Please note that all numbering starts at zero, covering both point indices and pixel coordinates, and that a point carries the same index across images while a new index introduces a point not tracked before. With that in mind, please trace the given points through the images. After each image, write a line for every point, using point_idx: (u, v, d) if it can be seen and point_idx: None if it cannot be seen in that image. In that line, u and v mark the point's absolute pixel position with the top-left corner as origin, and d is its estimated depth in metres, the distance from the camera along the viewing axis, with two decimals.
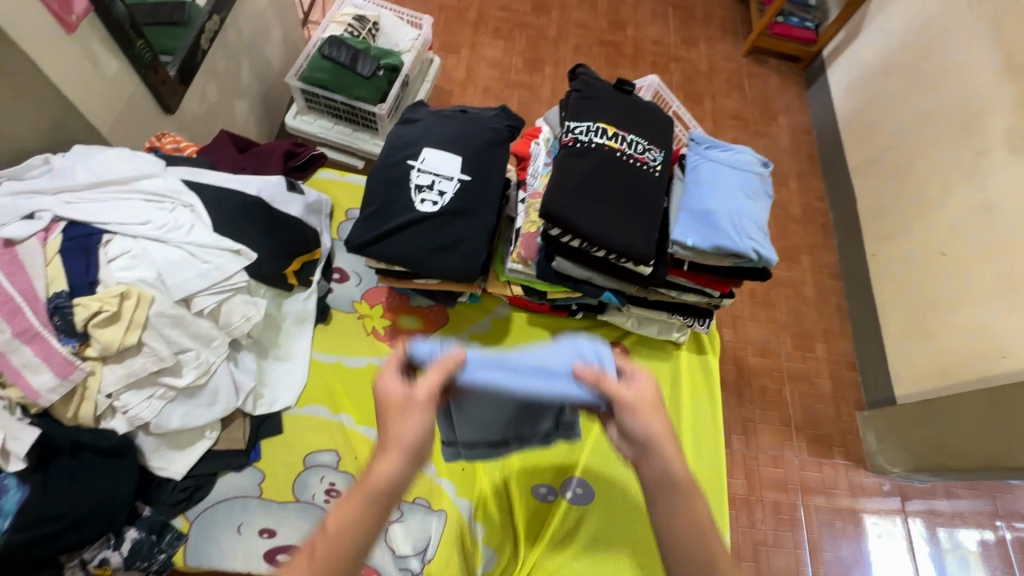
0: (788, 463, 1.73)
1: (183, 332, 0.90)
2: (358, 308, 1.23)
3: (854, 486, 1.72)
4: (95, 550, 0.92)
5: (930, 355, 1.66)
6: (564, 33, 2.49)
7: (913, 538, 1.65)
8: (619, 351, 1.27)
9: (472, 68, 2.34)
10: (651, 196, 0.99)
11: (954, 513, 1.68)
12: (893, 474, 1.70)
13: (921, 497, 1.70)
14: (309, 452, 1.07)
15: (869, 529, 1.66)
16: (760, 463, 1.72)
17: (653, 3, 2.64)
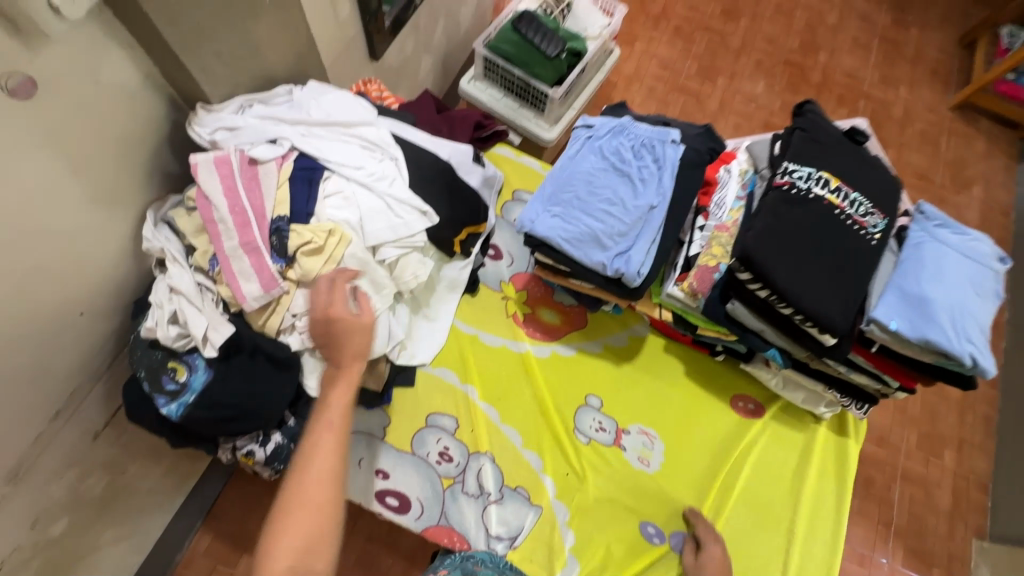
0: (875, 566, 1.57)
1: (366, 276, 0.97)
2: (503, 289, 1.25)
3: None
4: (245, 441, 1.04)
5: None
6: (750, 45, 2.32)
7: None
8: (753, 407, 1.20)
9: (642, 64, 2.26)
10: (862, 266, 0.89)
11: None
12: None
13: None
14: (432, 412, 1.13)
15: None
16: (845, 557, 1.57)
17: (860, 30, 2.38)
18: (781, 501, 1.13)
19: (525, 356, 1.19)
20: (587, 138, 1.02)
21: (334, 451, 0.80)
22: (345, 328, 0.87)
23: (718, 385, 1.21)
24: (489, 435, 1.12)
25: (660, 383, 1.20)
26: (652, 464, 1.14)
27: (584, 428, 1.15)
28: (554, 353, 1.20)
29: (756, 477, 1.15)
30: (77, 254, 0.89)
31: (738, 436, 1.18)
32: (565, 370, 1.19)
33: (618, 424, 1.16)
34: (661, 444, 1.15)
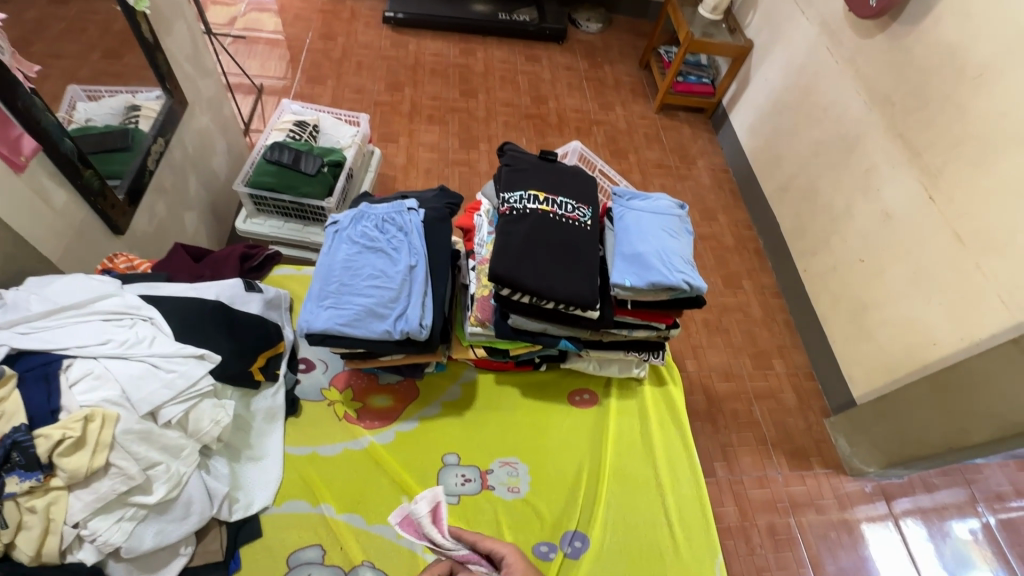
0: (772, 481, 1.75)
1: (151, 445, 0.90)
2: (327, 395, 1.24)
3: (839, 493, 1.76)
4: None
5: (874, 354, 1.77)
6: (492, 113, 2.72)
7: (905, 535, 1.69)
8: (588, 396, 1.33)
9: (411, 153, 2.50)
10: (587, 248, 1.09)
11: (938, 505, 1.75)
12: (871, 474, 1.76)
13: (904, 495, 1.76)
14: (292, 551, 1.04)
15: (866, 534, 1.68)
16: (747, 486, 1.74)
17: (566, 78, 2.95)
18: (640, 463, 1.25)
19: (369, 448, 1.17)
20: (335, 232, 1.12)
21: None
22: None
23: (553, 391, 1.32)
24: (360, 544, 1.07)
25: (504, 412, 1.28)
26: (522, 488, 1.18)
27: (449, 487, 1.16)
28: (398, 433, 1.21)
29: (614, 454, 1.25)
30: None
31: (588, 427, 1.29)
32: (413, 442, 1.20)
33: (480, 468, 1.19)
34: (524, 466, 1.21)
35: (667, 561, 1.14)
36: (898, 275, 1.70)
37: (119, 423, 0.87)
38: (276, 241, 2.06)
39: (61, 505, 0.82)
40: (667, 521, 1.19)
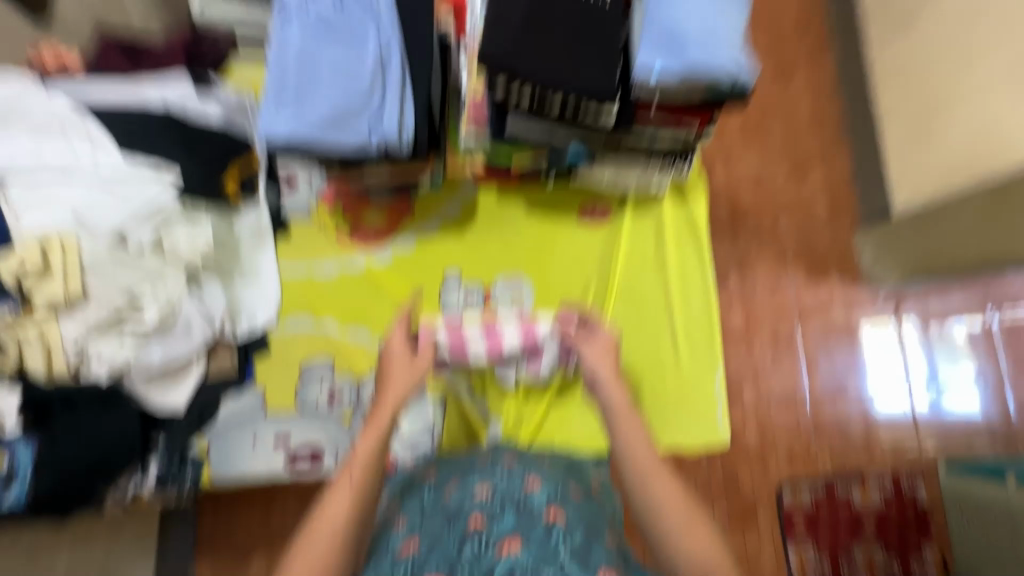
0: (785, 289, 1.71)
1: (128, 270, 0.87)
2: (315, 215, 1.15)
3: (850, 301, 1.71)
4: (126, 479, 0.94)
5: (936, 159, 1.48)
6: None
7: (905, 336, 1.70)
8: (601, 213, 1.21)
9: None
10: (608, 24, 0.83)
11: (951, 308, 1.71)
12: (887, 282, 1.70)
13: (919, 298, 1.72)
14: (304, 362, 1.09)
15: (863, 334, 1.71)
16: (757, 293, 1.71)
17: None
18: (651, 281, 1.19)
19: (367, 269, 1.13)
20: (280, 10, 0.87)
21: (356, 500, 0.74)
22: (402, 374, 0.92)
23: (561, 208, 1.20)
24: (368, 358, 1.10)
25: (507, 231, 1.18)
26: (526, 307, 1.16)
27: (452, 308, 1.14)
28: (396, 253, 1.15)
29: (624, 274, 1.19)
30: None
31: (599, 245, 1.20)
32: (411, 263, 1.15)
33: (482, 289, 1.16)
34: (528, 286, 1.17)
35: (668, 373, 1.16)
36: (998, 57, 1.33)
37: (85, 243, 0.85)
38: None
39: (49, 327, 0.83)
40: (672, 338, 1.17)
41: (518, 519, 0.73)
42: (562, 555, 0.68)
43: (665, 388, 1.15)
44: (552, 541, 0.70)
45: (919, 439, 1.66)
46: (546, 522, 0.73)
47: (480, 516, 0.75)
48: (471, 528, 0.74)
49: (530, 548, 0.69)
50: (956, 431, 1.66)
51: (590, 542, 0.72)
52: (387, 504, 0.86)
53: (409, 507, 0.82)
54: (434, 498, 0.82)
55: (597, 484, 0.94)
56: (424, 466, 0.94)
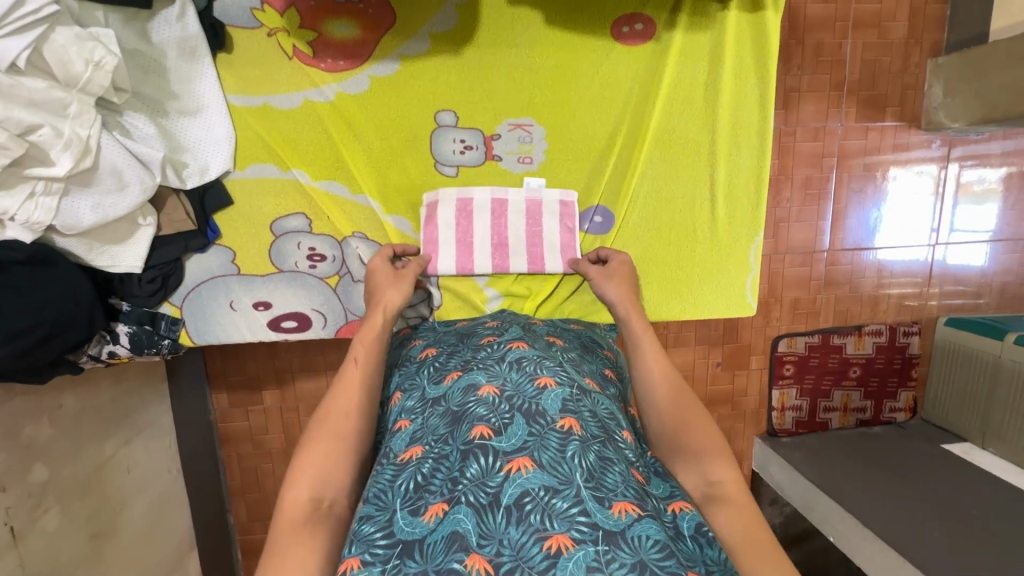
0: (830, 134, 1.43)
1: (10, 102, 0.64)
2: (262, 22, 0.85)
3: (898, 147, 1.46)
4: (97, 346, 0.89)
5: None
6: None
7: (943, 187, 1.49)
8: (641, 27, 0.91)
9: None
10: None
11: (1005, 156, 1.49)
12: (949, 130, 1.40)
13: (976, 143, 1.48)
14: (274, 220, 0.92)
15: (890, 180, 1.47)
16: (797, 138, 1.42)
17: None
18: (695, 124, 0.96)
19: (337, 103, 0.89)
20: None
21: (364, 380, 0.70)
22: (378, 281, 0.84)
23: (591, 18, 0.90)
24: (347, 215, 0.93)
25: (518, 53, 0.90)
26: (537, 158, 0.94)
27: (446, 156, 0.93)
28: (373, 80, 0.88)
29: (664, 116, 0.95)
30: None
31: (636, 74, 0.93)
32: (396, 94, 0.90)
33: (484, 132, 0.93)
34: (541, 129, 0.93)
35: (699, 238, 1.00)
36: None
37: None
38: None
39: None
40: (711, 198, 0.99)
41: (507, 374, 0.65)
42: (550, 411, 0.59)
43: (694, 254, 1.00)
44: (542, 399, 0.60)
45: (925, 289, 1.55)
46: (539, 380, 0.63)
47: (459, 368, 0.69)
48: (450, 381, 0.68)
49: (509, 401, 0.60)
50: (965, 286, 1.57)
51: (591, 409, 0.62)
52: None
53: (398, 377, 0.77)
54: (420, 361, 0.77)
55: (612, 360, 0.84)
56: (418, 332, 0.88)
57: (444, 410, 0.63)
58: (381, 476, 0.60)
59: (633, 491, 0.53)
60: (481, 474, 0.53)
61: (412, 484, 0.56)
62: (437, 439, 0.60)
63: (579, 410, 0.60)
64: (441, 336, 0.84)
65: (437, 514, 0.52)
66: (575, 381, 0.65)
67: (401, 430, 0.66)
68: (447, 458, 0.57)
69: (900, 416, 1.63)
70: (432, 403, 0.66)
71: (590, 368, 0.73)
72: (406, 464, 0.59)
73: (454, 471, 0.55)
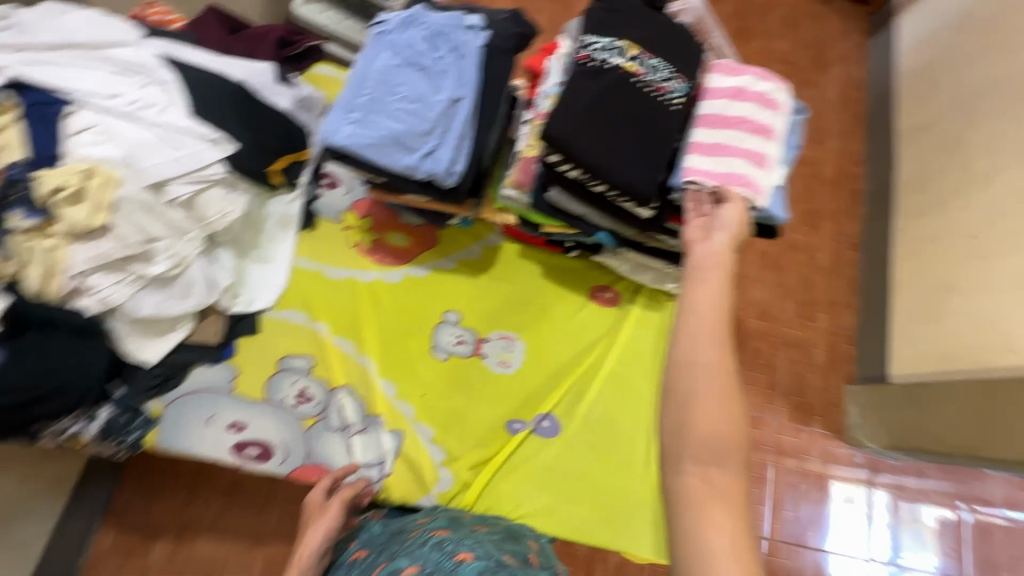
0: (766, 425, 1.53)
1: (155, 219, 0.88)
2: (345, 219, 1.17)
3: (827, 456, 1.53)
4: (67, 423, 0.93)
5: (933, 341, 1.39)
6: None
7: (870, 514, 1.49)
8: (611, 296, 1.23)
9: None
10: (664, 131, 0.88)
11: (921, 489, 1.49)
12: (868, 449, 1.51)
13: (892, 472, 1.51)
14: (283, 357, 1.08)
15: (832, 500, 1.50)
16: None
17: None
18: (641, 376, 1.19)
19: (374, 284, 1.14)
20: (377, 35, 0.92)
21: None
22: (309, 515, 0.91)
23: (576, 280, 1.23)
24: (345, 368, 1.09)
25: (519, 288, 1.20)
26: (515, 364, 1.15)
27: (443, 343, 1.14)
28: (407, 277, 1.16)
29: (617, 361, 1.19)
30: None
31: (601, 326, 1.21)
32: (420, 290, 1.16)
33: (478, 334, 1.16)
34: (522, 345, 1.17)
35: (636, 471, 1.13)
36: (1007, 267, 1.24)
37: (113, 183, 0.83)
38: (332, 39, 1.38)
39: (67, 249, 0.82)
40: (649, 438, 1.15)
41: (427, 555, 0.71)
42: None
43: (628, 485, 1.12)
44: (459, 570, 0.67)
45: None
46: (457, 555, 0.70)
47: (385, 560, 0.74)
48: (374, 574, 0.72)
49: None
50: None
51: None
52: None
53: None
54: (351, 564, 0.80)
55: (536, 549, 0.89)
56: (358, 530, 0.91)
57: None
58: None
59: None
60: None
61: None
62: None
63: None
64: (375, 536, 0.86)
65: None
66: (492, 558, 0.72)
67: None
68: None
69: None
70: None
71: (512, 549, 0.80)
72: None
73: None
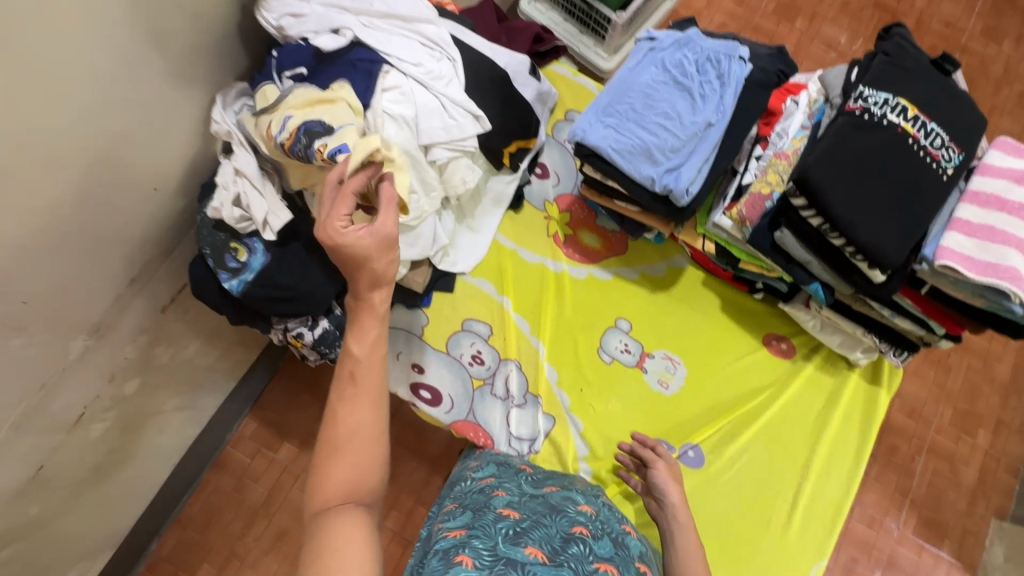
0: (886, 526, 1.50)
1: (416, 174, 1.01)
2: (547, 209, 1.26)
3: None
4: (296, 323, 1.12)
5: None
6: None
7: None
8: (786, 347, 1.20)
9: None
10: (926, 199, 0.85)
11: None
12: None
13: None
14: (468, 319, 1.18)
15: None
16: (855, 514, 1.51)
17: None
18: (800, 437, 1.15)
19: (560, 275, 1.21)
20: (649, 50, 1.01)
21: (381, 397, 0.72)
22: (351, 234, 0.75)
23: (752, 322, 1.21)
24: (518, 344, 1.17)
25: (693, 315, 1.21)
26: (672, 387, 1.17)
27: (610, 348, 1.18)
28: (591, 276, 1.22)
29: (778, 413, 1.16)
30: (115, 123, 0.90)
31: (766, 374, 1.18)
32: (600, 291, 1.21)
33: (644, 348, 1.19)
34: (684, 369, 1.18)
35: (771, 530, 1.09)
36: None
37: (396, 139, 0.97)
38: (580, 51, 1.57)
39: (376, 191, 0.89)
40: (792, 502, 1.11)
41: (600, 506, 0.82)
42: (632, 552, 0.73)
43: (761, 539, 1.08)
44: (627, 539, 0.76)
45: None
46: (624, 526, 0.80)
47: (556, 486, 0.86)
48: (548, 489, 0.84)
49: (601, 523, 0.76)
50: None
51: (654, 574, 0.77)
52: (474, 463, 0.98)
53: (499, 470, 0.93)
54: (518, 470, 0.93)
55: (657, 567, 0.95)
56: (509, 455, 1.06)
57: (543, 502, 0.78)
58: (482, 519, 0.71)
59: None
60: (578, 556, 0.65)
61: (514, 530, 0.67)
62: (538, 514, 0.73)
63: (648, 564, 0.75)
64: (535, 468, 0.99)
65: (539, 554, 0.62)
66: (646, 546, 0.81)
67: (499, 496, 0.79)
68: (548, 527, 0.69)
69: None
70: (532, 496, 0.80)
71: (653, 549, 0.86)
72: (506, 517, 0.71)
73: (557, 542, 0.66)
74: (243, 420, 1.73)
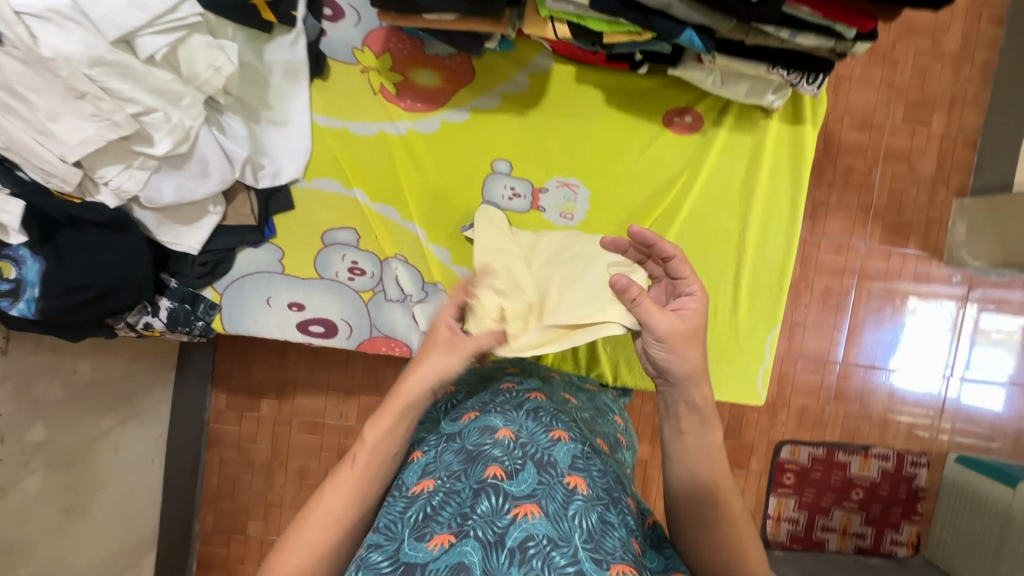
0: (854, 250, 1.40)
1: (136, 85, 0.74)
2: (359, 59, 0.96)
3: (919, 277, 1.42)
4: (137, 315, 0.94)
5: None
6: None
7: (962, 324, 1.43)
8: (691, 119, 1.01)
9: None
10: None
11: None
12: (970, 268, 1.38)
13: (995, 288, 1.42)
14: (326, 231, 0.99)
15: (913, 310, 1.42)
16: (822, 250, 1.40)
17: None
18: (728, 214, 1.02)
19: (408, 138, 0.98)
20: None
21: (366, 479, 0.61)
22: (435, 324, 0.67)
23: (647, 106, 1.00)
24: (393, 236, 1.00)
25: (576, 123, 1.00)
26: (578, 217, 1.01)
27: (496, 199, 1.01)
28: (444, 123, 0.98)
29: (699, 199, 1.02)
30: None
31: (677, 159, 1.02)
32: (462, 138, 0.99)
33: (533, 184, 1.01)
34: (585, 191, 1.01)
35: (718, 318, 1.03)
36: None
37: (63, 48, 0.68)
38: None
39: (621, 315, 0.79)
40: (734, 284, 1.03)
41: (522, 421, 0.64)
42: (561, 465, 0.59)
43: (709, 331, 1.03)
44: (555, 449, 0.61)
45: (937, 422, 1.43)
46: (553, 431, 0.63)
47: (476, 408, 0.68)
48: (466, 421, 0.66)
49: (524, 447, 0.61)
50: (979, 426, 1.44)
51: (598, 470, 0.62)
52: None
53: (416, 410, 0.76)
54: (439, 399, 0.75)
55: (622, 426, 0.85)
56: None
57: (460, 449, 0.62)
58: (391, 510, 0.60)
59: (630, 556, 0.55)
60: (489, 514, 0.54)
61: (421, 515, 0.57)
62: (449, 475, 0.60)
63: (588, 468, 0.61)
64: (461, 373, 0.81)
65: (442, 545, 0.53)
66: (583, 441, 0.65)
67: (415, 463, 0.65)
68: (458, 494, 0.57)
69: (901, 552, 1.44)
70: (447, 440, 0.65)
71: (602, 430, 0.76)
72: (416, 498, 0.59)
73: (465, 507, 0.56)
74: (211, 395, 1.39)
